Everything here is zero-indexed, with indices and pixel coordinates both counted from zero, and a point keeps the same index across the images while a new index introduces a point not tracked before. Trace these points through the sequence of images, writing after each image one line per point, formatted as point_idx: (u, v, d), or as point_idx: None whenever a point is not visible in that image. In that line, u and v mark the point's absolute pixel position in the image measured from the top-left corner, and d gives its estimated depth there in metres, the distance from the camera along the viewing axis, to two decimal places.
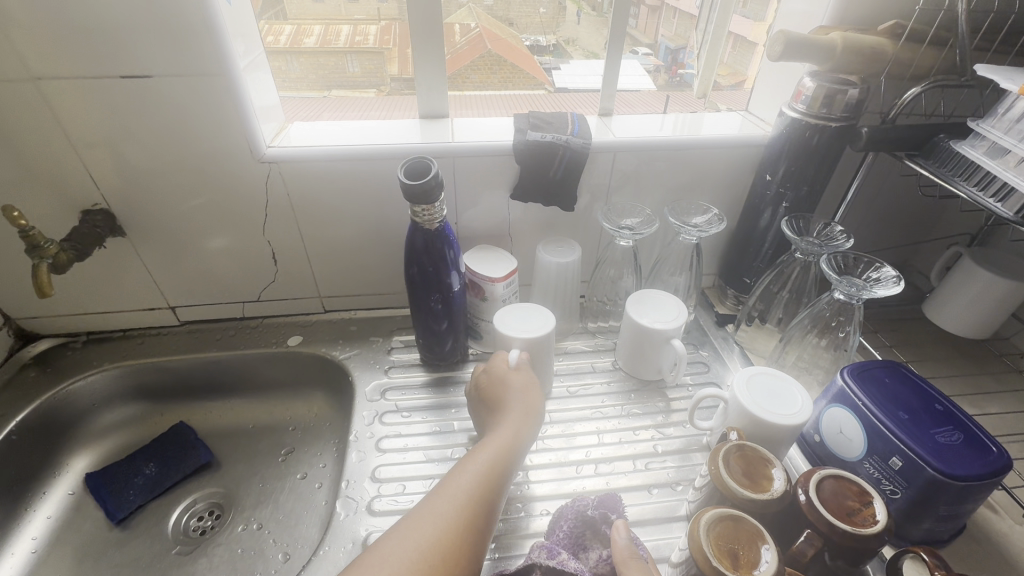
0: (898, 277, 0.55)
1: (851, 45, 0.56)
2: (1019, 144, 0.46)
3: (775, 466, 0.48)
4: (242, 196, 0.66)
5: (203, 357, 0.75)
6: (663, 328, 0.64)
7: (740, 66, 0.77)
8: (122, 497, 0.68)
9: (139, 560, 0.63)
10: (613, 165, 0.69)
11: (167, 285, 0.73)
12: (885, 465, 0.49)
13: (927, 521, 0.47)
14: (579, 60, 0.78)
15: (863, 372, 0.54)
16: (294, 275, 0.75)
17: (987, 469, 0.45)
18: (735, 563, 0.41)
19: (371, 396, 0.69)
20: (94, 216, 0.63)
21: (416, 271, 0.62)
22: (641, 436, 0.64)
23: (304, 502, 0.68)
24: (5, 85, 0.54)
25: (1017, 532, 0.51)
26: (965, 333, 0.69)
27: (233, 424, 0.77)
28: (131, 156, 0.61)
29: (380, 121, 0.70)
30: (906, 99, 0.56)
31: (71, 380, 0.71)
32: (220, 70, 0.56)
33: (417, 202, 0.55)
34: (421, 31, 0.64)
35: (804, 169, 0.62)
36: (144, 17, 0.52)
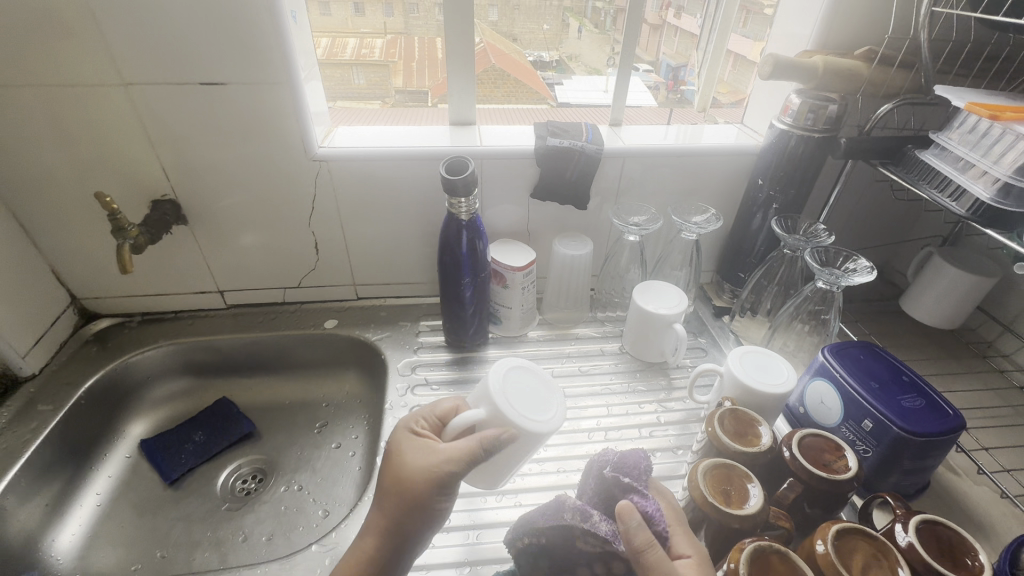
0: (872, 266, 0.63)
1: (830, 67, 0.65)
2: (969, 152, 0.55)
3: (762, 425, 0.56)
4: (292, 191, 0.74)
5: (248, 336, 0.82)
6: (666, 313, 0.72)
7: (740, 85, 0.85)
8: (176, 460, 0.75)
9: (193, 514, 0.70)
10: (622, 170, 0.77)
11: (219, 270, 0.81)
12: (859, 427, 0.56)
13: (894, 475, 0.55)
14: (582, 75, 0.87)
15: (841, 351, 0.62)
16: (332, 264, 0.83)
17: (943, 427, 0.52)
18: (727, 500, 0.49)
19: (404, 371, 0.77)
20: (163, 205, 0.71)
21: (449, 258, 0.70)
22: (645, 408, 0.71)
23: (340, 467, 0.75)
24: (99, 89, 0.62)
25: (974, 490, 0.59)
26: (937, 323, 0.78)
27: (273, 400, 0.85)
28: (198, 153, 0.69)
29: (414, 127, 0.79)
30: (880, 114, 0.64)
31: (131, 354, 0.78)
32: (284, 79, 0.64)
33: (457, 193, 0.64)
34: (456, 48, 0.73)
35: (791, 174, 0.70)
36: (223, 33, 0.61)
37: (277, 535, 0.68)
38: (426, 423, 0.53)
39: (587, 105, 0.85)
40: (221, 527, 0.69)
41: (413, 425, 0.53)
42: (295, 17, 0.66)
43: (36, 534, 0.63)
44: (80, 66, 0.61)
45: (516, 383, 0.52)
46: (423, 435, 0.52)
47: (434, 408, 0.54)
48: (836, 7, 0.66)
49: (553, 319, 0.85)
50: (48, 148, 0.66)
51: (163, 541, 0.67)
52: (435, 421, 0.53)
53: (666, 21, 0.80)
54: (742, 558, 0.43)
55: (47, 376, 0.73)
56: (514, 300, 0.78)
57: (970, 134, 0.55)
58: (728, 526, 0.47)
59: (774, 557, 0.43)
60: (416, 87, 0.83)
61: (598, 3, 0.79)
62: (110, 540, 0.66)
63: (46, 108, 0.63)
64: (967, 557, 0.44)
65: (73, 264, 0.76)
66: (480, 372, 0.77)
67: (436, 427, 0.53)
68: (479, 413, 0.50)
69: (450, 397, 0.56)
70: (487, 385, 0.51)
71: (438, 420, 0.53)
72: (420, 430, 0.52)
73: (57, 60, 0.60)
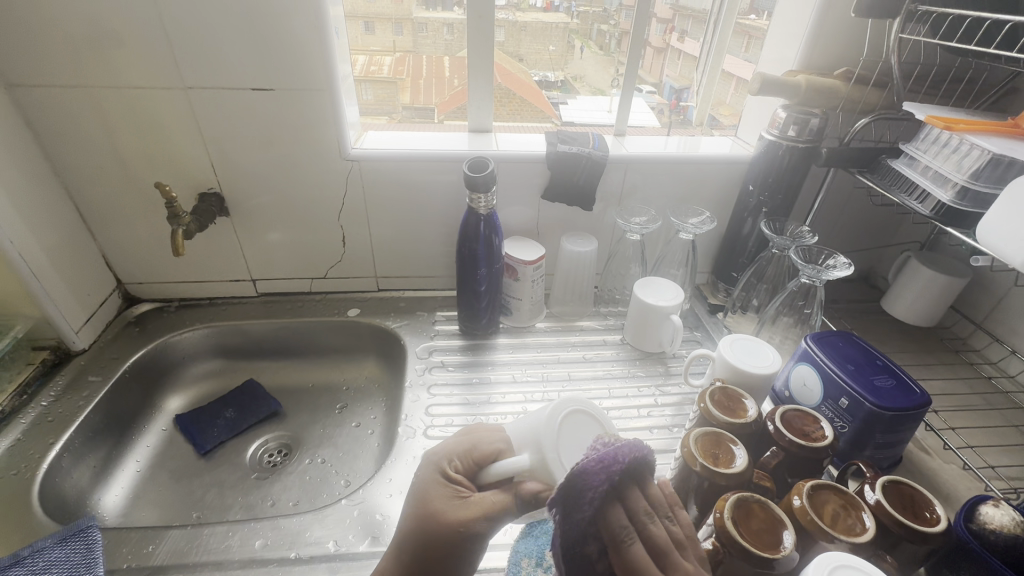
0: (849, 262, 0.70)
1: (812, 86, 0.72)
2: (933, 160, 0.62)
3: (749, 401, 0.62)
4: (325, 188, 0.81)
5: (277, 322, 0.89)
6: (664, 305, 0.79)
7: (738, 107, 0.93)
8: (208, 433, 0.81)
9: (224, 481, 0.76)
10: (624, 176, 0.85)
11: (254, 260, 0.88)
12: (836, 405, 0.62)
13: (868, 448, 0.61)
14: (586, 95, 0.95)
15: (822, 339, 0.68)
16: (356, 257, 0.90)
17: (910, 403, 0.58)
18: (716, 461, 0.54)
19: (422, 354, 0.83)
20: (210, 198, 0.78)
21: (467, 250, 0.77)
22: (643, 392, 0.78)
23: (361, 443, 0.81)
24: (163, 93, 0.70)
25: (944, 467, 0.64)
26: (914, 321, 0.84)
27: (298, 382, 0.91)
28: (244, 152, 0.77)
29: (438, 134, 0.87)
30: (857, 127, 0.72)
31: (171, 335, 0.85)
32: (325, 86, 0.72)
33: (477, 190, 0.72)
34: (477, 64, 0.82)
35: (778, 181, 0.77)
36: (271, 44, 0.69)
37: (303, 500, 0.73)
38: (460, 464, 0.52)
39: (590, 123, 0.93)
40: (250, 494, 0.74)
41: (446, 465, 0.51)
42: (338, 33, 0.74)
43: (86, 493, 0.69)
44: (144, 71, 0.69)
45: (571, 438, 0.48)
46: (455, 479, 0.51)
47: (472, 450, 0.52)
48: (818, 32, 0.75)
49: (559, 313, 0.92)
50: (111, 144, 0.74)
51: (198, 504, 0.72)
52: (470, 463, 0.51)
53: (669, 44, 0.89)
54: (727, 505, 0.48)
55: (96, 352, 0.80)
56: (524, 292, 0.84)
57: (934, 144, 0.62)
58: (715, 482, 0.52)
59: (755, 505, 0.49)
60: (423, 104, 0.91)
61: (603, 26, 0.88)
62: (150, 502, 0.72)
63: (112, 108, 0.71)
64: (926, 511, 0.50)
65: (123, 250, 0.84)
66: (491, 357, 0.83)
67: (468, 468, 0.51)
68: (522, 461, 0.47)
69: (488, 435, 0.53)
70: (540, 430, 0.47)
71: (473, 463, 0.51)
72: (455, 476, 0.51)
73: (125, 65, 0.68)
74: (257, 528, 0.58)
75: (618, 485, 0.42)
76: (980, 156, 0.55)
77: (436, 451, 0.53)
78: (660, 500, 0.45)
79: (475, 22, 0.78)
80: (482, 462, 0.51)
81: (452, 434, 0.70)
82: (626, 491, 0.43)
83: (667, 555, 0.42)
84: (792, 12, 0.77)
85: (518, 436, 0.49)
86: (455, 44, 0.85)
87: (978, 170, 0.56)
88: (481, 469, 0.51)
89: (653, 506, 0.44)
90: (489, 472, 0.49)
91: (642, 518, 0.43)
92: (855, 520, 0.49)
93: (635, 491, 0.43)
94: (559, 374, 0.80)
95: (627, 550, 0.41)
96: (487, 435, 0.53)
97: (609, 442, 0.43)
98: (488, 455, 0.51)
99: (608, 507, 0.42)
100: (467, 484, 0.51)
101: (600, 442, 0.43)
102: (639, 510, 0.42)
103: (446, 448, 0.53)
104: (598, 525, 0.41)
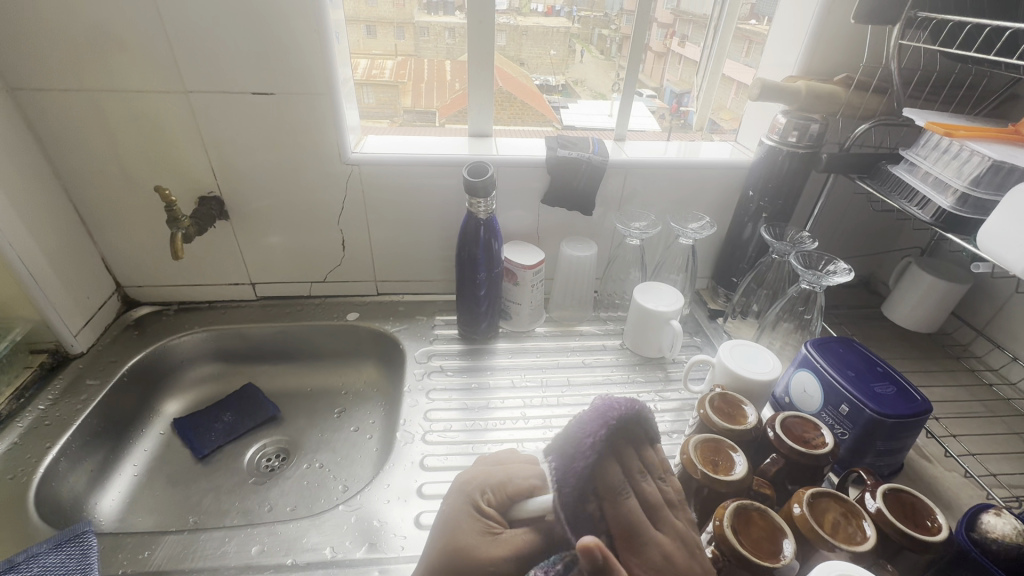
0: (850, 268, 0.70)
1: (812, 92, 0.73)
2: (934, 167, 0.62)
3: (748, 407, 0.61)
4: (325, 192, 0.81)
5: (276, 326, 0.89)
6: (664, 310, 0.78)
7: (738, 112, 0.93)
8: (206, 438, 0.80)
9: (221, 486, 0.75)
10: (624, 181, 0.85)
11: (253, 263, 0.88)
12: (836, 412, 0.62)
13: (868, 455, 0.60)
14: (587, 99, 0.95)
15: (823, 345, 0.68)
16: (356, 261, 0.90)
17: (911, 410, 0.58)
18: (715, 469, 0.54)
19: (420, 358, 0.83)
20: (209, 202, 0.79)
21: (467, 254, 0.77)
22: (643, 397, 0.77)
23: (358, 447, 0.81)
24: (163, 97, 0.70)
25: (945, 474, 0.64)
26: (914, 327, 0.84)
27: (296, 386, 0.91)
28: (244, 154, 0.76)
29: (438, 138, 0.87)
30: (858, 133, 0.72)
31: (169, 338, 0.85)
32: (325, 91, 0.72)
33: (477, 194, 0.72)
34: (477, 69, 0.82)
35: (778, 187, 0.77)
36: (271, 48, 0.69)
37: (301, 506, 0.73)
38: (493, 496, 0.52)
39: (591, 128, 0.93)
40: (248, 499, 0.74)
41: (479, 497, 0.52)
42: (338, 37, 0.74)
43: (82, 496, 0.69)
44: (146, 75, 0.69)
45: None
46: (488, 513, 0.51)
47: (506, 484, 0.53)
48: (818, 38, 0.75)
49: (559, 317, 0.92)
50: (112, 147, 0.74)
51: (195, 508, 0.72)
52: (504, 496, 0.52)
53: (670, 48, 0.89)
54: (727, 513, 0.48)
55: (94, 355, 0.80)
56: (524, 297, 0.84)
57: (935, 151, 0.62)
58: (714, 489, 0.52)
59: (755, 513, 0.49)
60: (423, 107, 0.91)
61: (604, 30, 0.87)
62: (147, 507, 0.72)
63: (111, 112, 0.71)
64: (927, 519, 0.49)
65: (123, 253, 0.84)
66: (490, 361, 0.83)
67: (501, 502, 0.52)
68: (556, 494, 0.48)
69: (521, 471, 0.55)
70: None
71: (507, 497, 0.52)
72: (487, 509, 0.51)
73: (126, 69, 0.68)
74: (254, 533, 0.57)
75: (617, 442, 0.43)
76: (980, 162, 0.55)
77: (468, 482, 0.53)
78: (654, 463, 0.46)
79: (477, 26, 0.78)
80: (515, 497, 0.52)
81: (450, 439, 0.70)
82: (623, 450, 0.43)
83: (657, 512, 0.44)
84: (793, 17, 0.78)
85: None
86: (456, 48, 0.86)
87: (978, 176, 0.55)
88: (514, 503, 0.52)
89: (648, 468, 0.45)
90: (523, 507, 0.50)
91: (637, 476, 0.43)
92: (855, 528, 0.48)
93: (631, 449, 0.44)
94: (558, 380, 0.80)
95: (623, 504, 0.42)
96: (520, 469, 0.55)
97: (607, 398, 0.44)
98: (522, 490, 0.52)
99: (608, 462, 0.42)
100: (499, 520, 0.51)
101: (601, 399, 0.45)
102: (636, 468, 0.43)
103: (477, 479, 0.53)
104: (598, 479, 0.41)
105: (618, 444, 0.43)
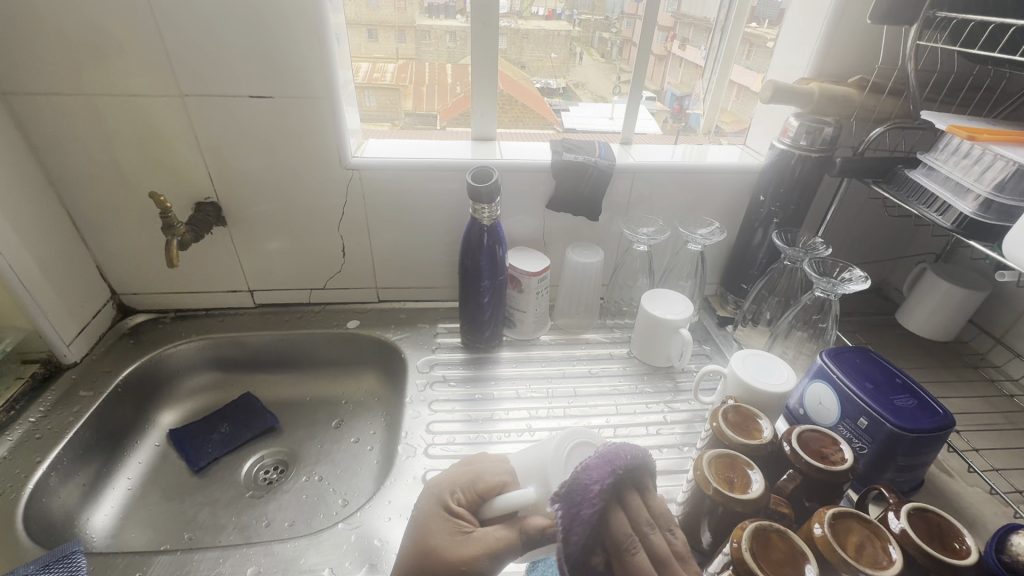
0: (866, 276, 0.68)
1: (825, 94, 0.71)
2: (953, 172, 0.59)
3: (763, 420, 0.59)
4: (326, 198, 0.79)
5: (276, 334, 0.87)
6: (673, 319, 0.76)
7: (742, 115, 0.91)
8: (202, 449, 0.78)
9: (218, 500, 0.73)
10: (631, 185, 0.82)
11: (251, 270, 0.86)
12: (855, 425, 0.59)
13: (889, 471, 0.58)
14: (587, 102, 0.93)
15: (839, 355, 0.65)
16: (357, 268, 0.88)
17: (934, 424, 0.56)
18: (731, 487, 0.51)
19: (422, 368, 0.81)
20: (206, 207, 0.77)
21: (470, 261, 0.75)
22: (652, 408, 0.75)
23: (359, 459, 0.79)
24: (159, 100, 0.69)
25: (967, 490, 0.62)
26: (930, 335, 0.82)
27: (295, 396, 0.89)
28: (242, 158, 0.75)
29: (441, 142, 0.85)
30: (872, 136, 0.70)
31: (165, 347, 0.83)
32: (325, 94, 0.71)
33: (480, 200, 0.70)
34: (480, 71, 0.80)
35: (791, 191, 0.75)
36: (270, 51, 0.67)
37: (299, 521, 0.70)
38: (463, 495, 0.50)
39: (593, 131, 0.91)
40: (245, 513, 0.71)
41: (449, 498, 0.50)
42: (338, 39, 0.73)
43: (74, 512, 0.67)
44: (142, 79, 0.67)
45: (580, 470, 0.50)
46: (458, 511, 0.49)
47: (475, 482, 0.50)
48: (829, 40, 0.73)
49: (564, 325, 0.90)
50: (106, 152, 0.72)
51: (190, 524, 0.70)
52: (473, 496, 0.50)
53: (671, 52, 0.86)
54: (744, 535, 0.46)
55: (88, 365, 0.78)
56: (528, 304, 0.82)
57: (954, 155, 0.60)
58: (731, 509, 0.50)
59: (775, 535, 0.46)
60: (425, 111, 0.89)
61: (605, 34, 0.86)
62: (142, 522, 0.70)
63: (104, 116, 0.69)
64: (956, 542, 0.47)
65: (117, 259, 0.82)
66: (494, 370, 0.81)
67: (472, 501, 0.50)
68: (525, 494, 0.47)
69: (493, 467, 0.52)
70: (547, 461, 0.50)
71: (477, 495, 0.50)
72: (457, 509, 0.49)
73: (123, 73, 0.66)
74: (250, 553, 0.55)
75: (622, 486, 0.43)
76: (1004, 168, 0.53)
77: (439, 483, 0.51)
78: (659, 513, 0.45)
79: (479, 29, 0.77)
80: (485, 495, 0.50)
81: (454, 453, 0.67)
82: (624, 494, 0.43)
83: (667, 565, 0.41)
84: (803, 19, 0.76)
85: (524, 469, 0.51)
86: (457, 52, 0.84)
87: (1002, 181, 0.53)
88: (484, 502, 0.49)
89: (653, 518, 0.44)
90: (494, 505, 0.48)
91: (643, 526, 0.42)
92: (880, 551, 0.46)
93: (635, 498, 0.43)
94: (564, 391, 0.78)
95: (631, 559, 0.40)
96: (491, 467, 0.52)
97: (612, 445, 0.43)
98: (493, 488, 0.50)
99: (613, 511, 0.41)
100: (469, 519, 0.48)
101: (606, 446, 0.44)
102: (642, 518, 0.42)
103: (449, 479, 0.51)
104: (603, 532, 0.40)
105: (620, 493, 0.42)
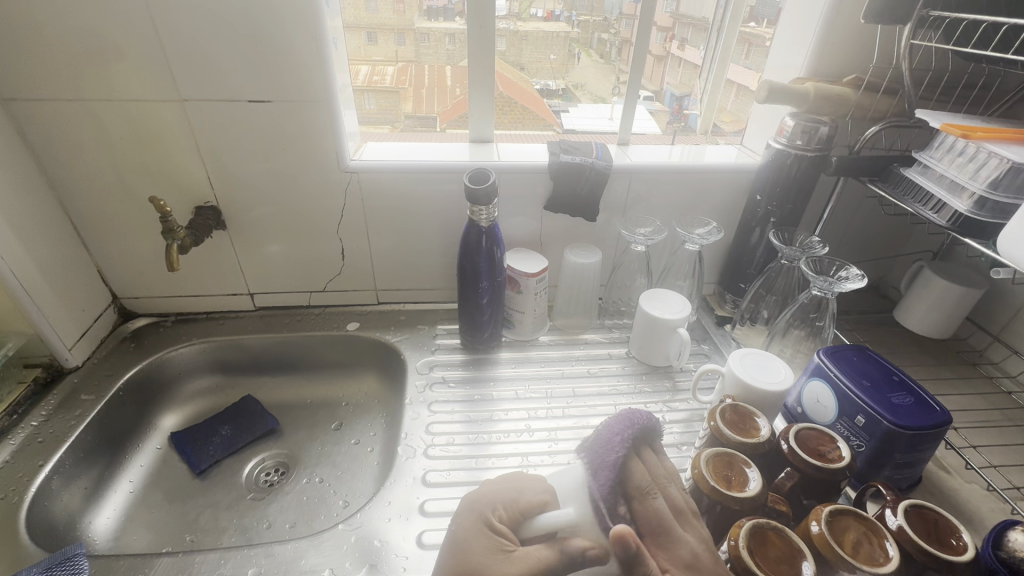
0: (862, 274, 0.68)
1: (821, 94, 0.71)
2: (949, 169, 0.60)
3: (761, 419, 0.59)
4: (325, 202, 0.80)
5: (275, 337, 0.87)
6: (671, 319, 0.77)
7: (741, 114, 0.91)
8: (203, 452, 0.78)
9: (219, 502, 0.73)
10: (628, 186, 0.83)
11: (251, 273, 0.86)
12: (852, 423, 0.60)
13: (886, 468, 0.58)
14: (587, 103, 0.93)
15: (836, 353, 0.66)
16: (356, 271, 0.88)
17: (931, 421, 0.56)
18: (728, 485, 0.51)
19: (422, 370, 0.81)
20: (206, 212, 0.77)
21: (468, 263, 0.75)
22: (651, 408, 0.76)
23: (359, 461, 0.79)
24: (158, 105, 0.69)
25: (964, 487, 0.62)
26: (927, 333, 0.82)
27: (295, 398, 0.89)
28: (241, 162, 0.75)
29: (440, 144, 0.86)
30: (869, 135, 0.70)
31: (166, 350, 0.83)
32: (323, 98, 0.71)
33: (478, 202, 0.70)
34: (479, 73, 0.81)
35: (787, 191, 0.76)
36: (267, 55, 0.67)
37: (300, 523, 0.71)
38: (505, 513, 0.50)
39: (593, 132, 0.91)
40: (246, 516, 0.72)
41: (491, 515, 0.50)
42: (336, 43, 0.73)
43: (76, 515, 0.67)
44: (141, 84, 0.68)
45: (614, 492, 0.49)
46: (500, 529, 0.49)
47: (517, 499, 0.51)
48: (824, 40, 0.73)
49: (563, 325, 0.90)
50: (105, 157, 0.72)
51: (191, 526, 0.70)
52: (516, 513, 0.50)
53: (670, 52, 0.87)
54: (742, 533, 0.46)
55: (90, 369, 0.79)
56: (527, 305, 0.82)
57: (949, 153, 0.60)
58: (728, 507, 0.50)
59: (772, 532, 0.47)
60: (424, 113, 0.89)
61: (604, 34, 0.86)
62: (144, 525, 0.70)
63: (104, 122, 0.70)
64: (952, 538, 0.47)
65: (118, 264, 0.82)
66: (493, 371, 0.81)
67: (513, 520, 0.50)
68: (566, 513, 0.47)
69: (532, 486, 0.52)
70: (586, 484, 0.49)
71: (519, 513, 0.50)
72: (499, 526, 0.49)
73: (121, 78, 0.67)
74: (250, 555, 0.56)
75: (641, 445, 0.52)
76: (998, 165, 0.53)
77: (478, 500, 0.52)
78: (674, 473, 0.53)
79: (476, 31, 0.77)
80: (528, 513, 0.50)
81: (453, 454, 0.68)
82: (643, 452, 0.52)
83: (686, 516, 0.48)
84: (799, 18, 0.76)
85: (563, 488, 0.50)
86: (456, 53, 0.84)
87: (997, 178, 0.53)
88: (526, 520, 0.49)
89: (674, 478, 0.52)
90: (535, 524, 0.48)
91: (666, 483, 0.50)
92: (877, 548, 0.46)
93: (654, 457, 0.52)
94: (563, 391, 0.78)
95: (652, 500, 0.48)
96: (532, 485, 0.53)
97: (631, 411, 0.55)
98: (535, 504, 0.50)
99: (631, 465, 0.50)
100: (511, 538, 0.48)
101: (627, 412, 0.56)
102: (661, 475, 0.50)
103: (488, 497, 0.52)
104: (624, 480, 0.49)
105: (640, 451, 0.52)
